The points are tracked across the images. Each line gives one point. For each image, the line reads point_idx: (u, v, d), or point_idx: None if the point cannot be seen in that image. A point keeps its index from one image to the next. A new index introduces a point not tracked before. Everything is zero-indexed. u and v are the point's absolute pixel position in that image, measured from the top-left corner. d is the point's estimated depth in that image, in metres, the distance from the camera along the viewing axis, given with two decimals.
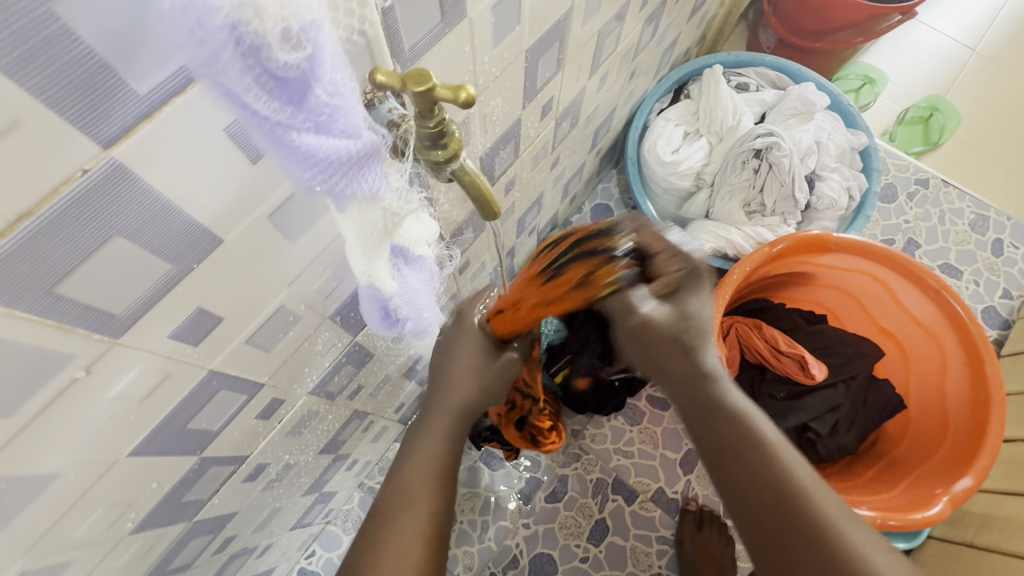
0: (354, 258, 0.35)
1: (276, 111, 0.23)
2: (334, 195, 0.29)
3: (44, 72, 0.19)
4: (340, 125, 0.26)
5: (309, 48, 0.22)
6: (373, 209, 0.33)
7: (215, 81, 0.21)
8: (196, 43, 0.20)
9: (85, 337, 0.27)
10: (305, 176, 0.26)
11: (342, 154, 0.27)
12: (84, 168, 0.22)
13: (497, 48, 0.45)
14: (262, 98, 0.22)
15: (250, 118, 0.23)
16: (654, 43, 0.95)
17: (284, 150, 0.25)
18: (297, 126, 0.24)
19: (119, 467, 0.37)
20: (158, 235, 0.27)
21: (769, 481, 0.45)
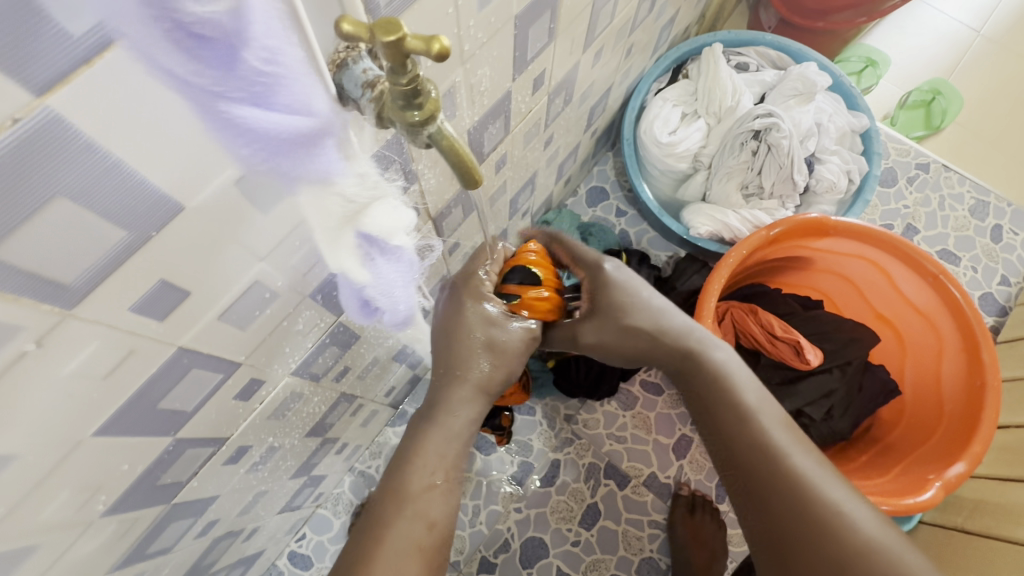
0: (321, 246, 0.38)
1: (209, 82, 0.23)
2: (279, 167, 0.29)
3: None
4: (276, 96, 0.26)
5: (237, 8, 0.22)
6: (333, 190, 0.34)
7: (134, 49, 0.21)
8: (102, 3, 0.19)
9: (33, 307, 0.25)
10: (243, 147, 0.27)
11: (281, 126, 0.27)
12: (14, 117, 0.20)
13: (484, 11, 0.43)
14: (189, 65, 0.22)
15: (180, 87, 0.23)
16: (652, 19, 0.92)
17: (217, 120, 0.25)
18: (231, 97, 0.24)
19: (84, 447, 0.35)
20: (108, 197, 0.25)
21: (752, 439, 0.52)
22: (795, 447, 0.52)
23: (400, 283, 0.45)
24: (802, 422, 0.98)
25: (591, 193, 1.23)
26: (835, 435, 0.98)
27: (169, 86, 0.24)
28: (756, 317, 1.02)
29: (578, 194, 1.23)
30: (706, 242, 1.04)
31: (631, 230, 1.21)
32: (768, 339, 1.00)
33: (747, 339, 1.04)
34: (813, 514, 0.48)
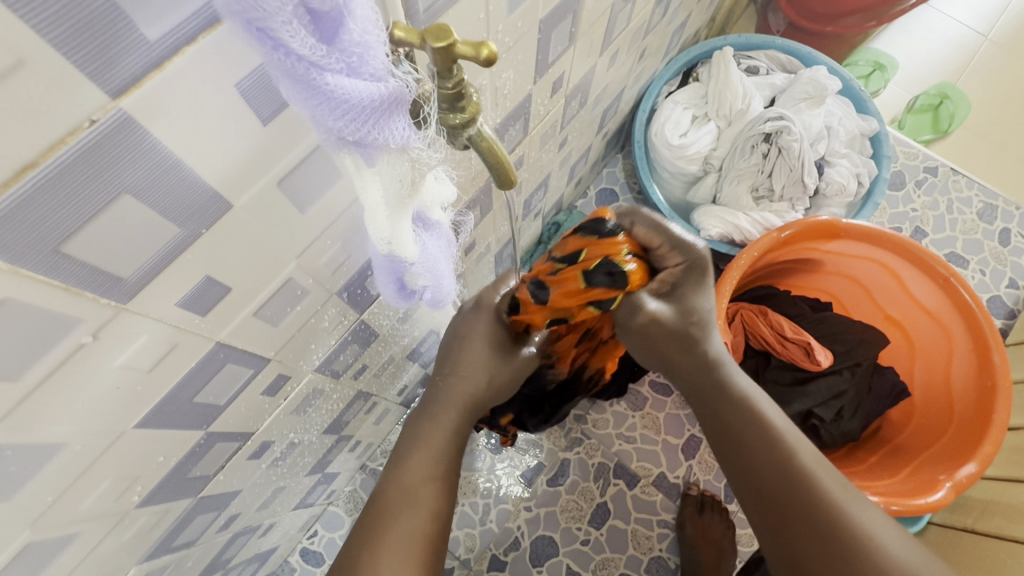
0: (374, 222, 0.34)
1: (312, 50, 0.22)
2: (361, 147, 0.28)
3: (50, 9, 0.18)
4: (367, 67, 0.25)
5: None
6: (404, 162, 0.31)
7: (249, 18, 0.20)
8: None
9: (92, 300, 0.26)
10: (335, 125, 0.25)
11: (377, 102, 0.25)
12: (92, 119, 0.21)
13: (512, 15, 0.44)
14: (298, 31, 0.21)
15: (283, 61, 0.22)
16: (665, 22, 0.93)
17: (315, 95, 0.23)
18: (329, 67, 0.23)
19: (126, 439, 0.36)
20: (167, 195, 0.26)
21: (780, 467, 0.50)
22: (820, 468, 0.50)
23: (443, 258, 0.44)
24: (812, 423, 0.98)
25: (601, 195, 1.24)
26: (845, 437, 0.98)
27: (226, 89, 0.25)
28: (766, 318, 1.03)
29: (588, 196, 1.24)
30: (717, 244, 1.05)
31: None
32: (778, 340, 1.01)
33: (756, 339, 1.04)
34: (844, 540, 0.46)
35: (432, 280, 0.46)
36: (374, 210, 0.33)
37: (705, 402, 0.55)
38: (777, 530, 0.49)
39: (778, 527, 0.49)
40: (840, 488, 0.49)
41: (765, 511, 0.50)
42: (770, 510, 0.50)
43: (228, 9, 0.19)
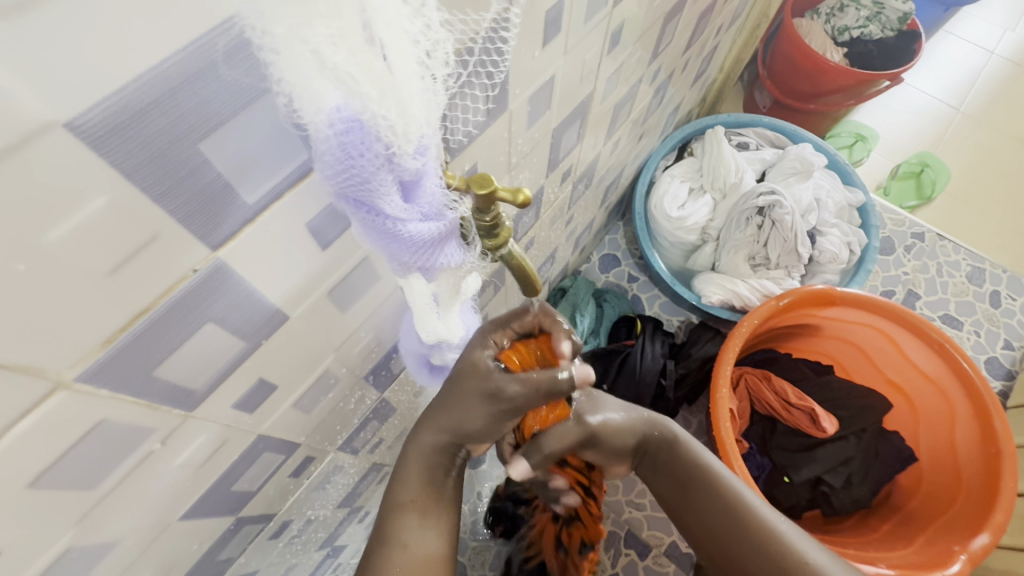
0: (424, 317, 0.40)
1: (399, 209, 0.27)
2: (424, 271, 0.32)
3: (182, 198, 0.22)
4: (436, 212, 0.29)
5: (429, 157, 0.27)
6: (455, 274, 0.35)
7: (356, 190, 0.25)
8: (351, 163, 0.24)
9: (167, 411, 0.29)
10: (405, 258, 0.30)
11: (443, 238, 0.30)
12: (195, 268, 0.24)
13: (530, 129, 0.50)
14: (391, 197, 0.26)
15: (374, 219, 0.27)
16: (661, 108, 1.01)
17: (395, 240, 0.28)
18: (409, 219, 0.28)
19: (170, 531, 0.38)
20: (240, 317, 0.29)
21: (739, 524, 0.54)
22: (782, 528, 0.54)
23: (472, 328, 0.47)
24: (822, 490, 0.99)
25: (604, 260, 1.29)
26: (857, 505, 0.98)
27: (298, 230, 0.29)
28: (770, 382, 1.05)
29: (592, 261, 1.29)
30: (718, 309, 1.09)
31: (642, 295, 1.26)
32: (783, 406, 1.03)
33: (761, 404, 1.06)
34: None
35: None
36: (422, 308, 0.38)
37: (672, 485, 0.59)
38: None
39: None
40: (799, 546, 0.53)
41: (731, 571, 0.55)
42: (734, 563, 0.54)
43: (346, 185, 0.24)
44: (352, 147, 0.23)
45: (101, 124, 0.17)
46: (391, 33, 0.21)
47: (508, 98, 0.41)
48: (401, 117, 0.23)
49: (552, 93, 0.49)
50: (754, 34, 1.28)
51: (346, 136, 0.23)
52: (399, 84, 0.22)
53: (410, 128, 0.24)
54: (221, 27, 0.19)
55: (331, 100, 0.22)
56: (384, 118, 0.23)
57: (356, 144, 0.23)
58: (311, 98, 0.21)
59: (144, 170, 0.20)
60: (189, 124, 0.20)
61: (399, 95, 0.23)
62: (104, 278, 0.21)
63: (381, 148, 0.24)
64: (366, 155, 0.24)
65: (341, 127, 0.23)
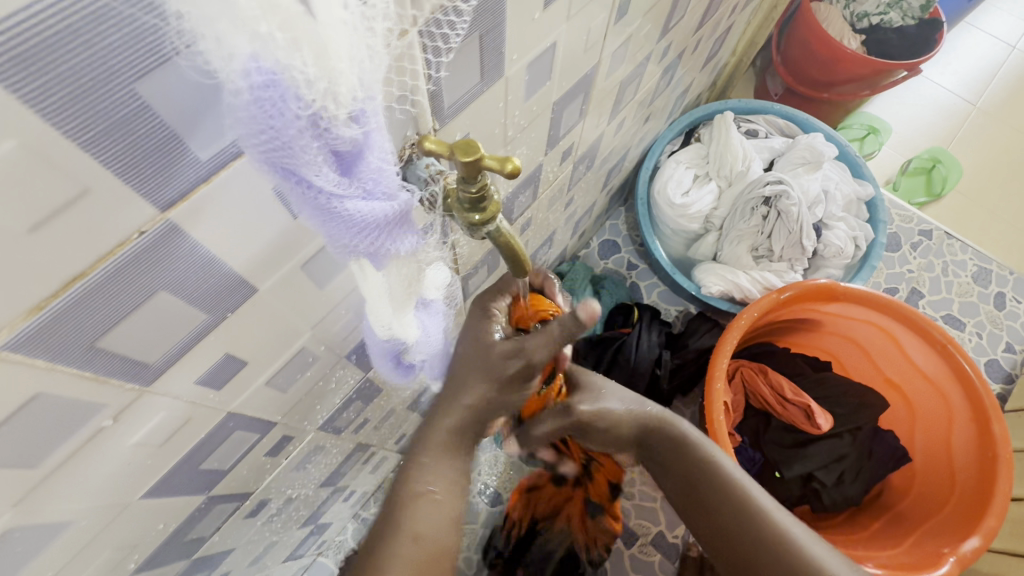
0: (378, 312, 0.35)
1: (333, 183, 0.23)
2: (374, 258, 0.28)
3: (115, 146, 0.19)
4: (383, 189, 0.26)
5: (367, 127, 0.23)
6: (410, 262, 0.33)
7: (280, 160, 0.21)
8: (268, 128, 0.20)
9: (118, 386, 0.27)
10: (347, 242, 0.26)
11: (390, 218, 0.27)
12: (141, 230, 0.22)
13: (529, 101, 0.47)
14: (321, 169, 0.22)
15: (303, 193, 0.23)
16: (669, 91, 0.98)
17: (332, 219, 0.25)
18: (349, 196, 0.24)
19: (131, 510, 0.36)
20: (198, 288, 0.27)
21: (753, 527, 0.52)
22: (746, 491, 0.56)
23: (437, 332, 0.44)
24: (813, 487, 0.98)
25: (604, 246, 1.27)
26: (848, 502, 0.97)
27: (264, 194, 0.26)
28: (766, 376, 1.04)
29: (591, 246, 1.26)
30: (717, 301, 1.06)
31: (641, 283, 1.24)
32: (778, 401, 1.02)
33: (757, 399, 1.05)
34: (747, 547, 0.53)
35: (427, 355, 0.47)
36: (376, 302, 0.34)
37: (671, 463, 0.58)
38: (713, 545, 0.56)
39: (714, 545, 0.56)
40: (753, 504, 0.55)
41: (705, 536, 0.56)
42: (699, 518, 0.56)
43: (265, 154, 0.21)
44: (269, 110, 0.20)
45: (1, 53, 0.15)
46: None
47: (505, 63, 0.38)
48: (328, 73, 0.20)
49: (554, 61, 0.46)
50: (769, 16, 1.23)
51: (264, 92, 0.19)
52: (320, 32, 0.19)
53: (339, 87, 0.21)
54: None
55: (241, 47, 0.18)
56: (305, 73, 0.19)
57: (274, 105, 0.20)
58: (218, 43, 0.18)
59: (65, 112, 0.17)
60: (114, 62, 0.17)
61: (320, 46, 0.19)
62: (23, 236, 0.18)
63: (306, 110, 0.20)
64: (287, 115, 0.20)
65: (258, 83, 0.19)
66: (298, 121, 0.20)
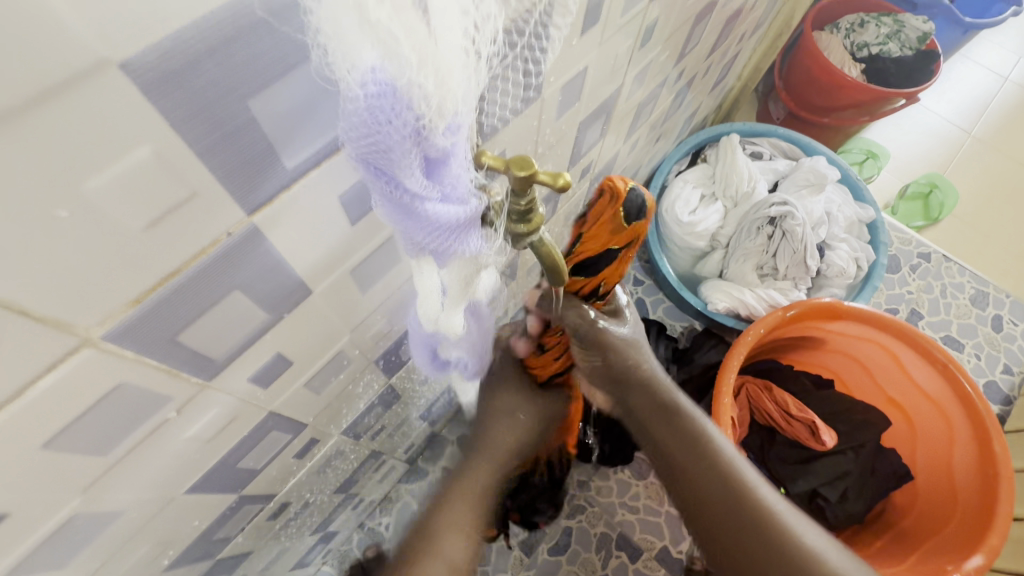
0: (428, 304, 0.37)
1: (420, 185, 0.25)
2: (438, 255, 0.30)
3: (224, 154, 0.21)
4: (456, 194, 0.28)
5: (456, 136, 0.25)
6: (470, 264, 0.34)
7: (380, 160, 0.23)
8: (376, 131, 0.21)
9: (185, 380, 0.28)
10: (419, 236, 0.28)
11: (459, 222, 0.28)
12: (229, 232, 0.24)
13: (559, 120, 0.49)
14: (414, 171, 0.24)
15: (392, 191, 0.25)
16: (679, 112, 1.01)
17: (412, 218, 0.26)
18: (429, 198, 0.26)
19: (174, 504, 0.37)
20: (265, 288, 0.29)
21: (743, 505, 0.49)
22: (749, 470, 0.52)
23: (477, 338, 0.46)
24: (818, 503, 0.99)
25: None
26: (851, 519, 0.98)
27: (329, 202, 0.28)
28: (770, 393, 1.06)
29: None
30: (723, 317, 1.08)
31: (647, 299, 1.25)
32: (783, 417, 1.04)
33: (761, 415, 1.06)
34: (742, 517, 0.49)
35: (464, 352, 0.48)
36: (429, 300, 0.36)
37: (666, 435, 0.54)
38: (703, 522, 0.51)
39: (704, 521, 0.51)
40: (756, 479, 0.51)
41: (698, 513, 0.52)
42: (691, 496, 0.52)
43: (368, 155, 0.22)
44: (379, 117, 0.21)
45: (151, 70, 0.17)
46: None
47: (544, 84, 0.41)
48: (438, 89, 0.21)
49: (583, 84, 0.48)
50: (774, 43, 1.27)
51: (379, 100, 0.21)
52: (438, 50, 0.21)
53: (445, 101, 0.22)
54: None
55: (367, 59, 0.19)
56: (417, 86, 0.21)
57: (385, 113, 0.21)
58: (345, 55, 0.19)
59: (192, 126, 0.19)
60: (235, 80, 0.19)
61: (435, 66, 0.21)
62: (141, 233, 0.20)
63: (412, 121, 0.22)
64: (395, 124, 0.21)
65: (373, 91, 0.20)
66: (407, 129, 0.22)
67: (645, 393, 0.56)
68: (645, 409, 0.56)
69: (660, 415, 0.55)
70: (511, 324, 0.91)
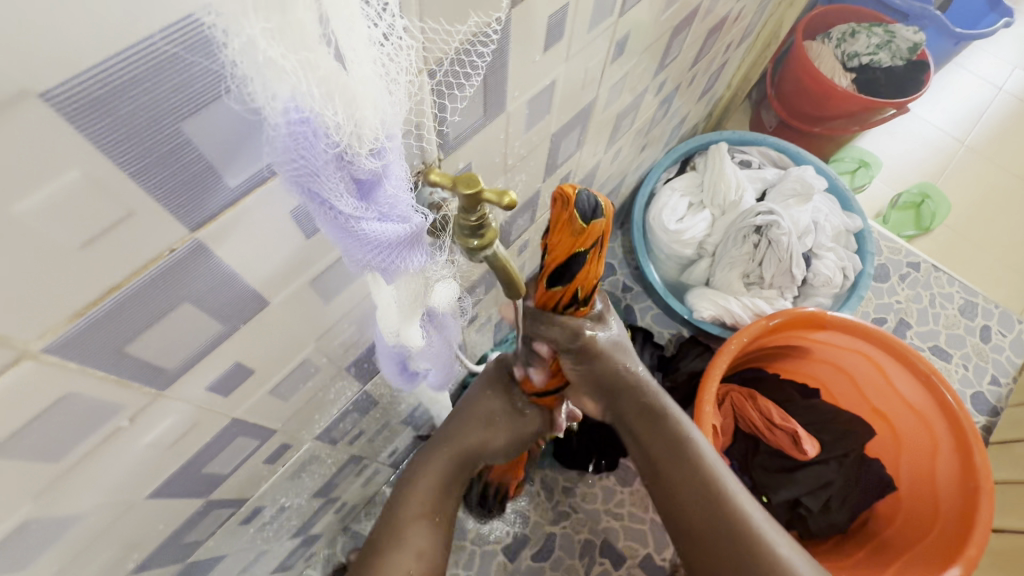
0: (385, 316, 0.38)
1: (353, 206, 0.26)
2: (387, 273, 0.31)
3: (160, 174, 0.21)
4: (397, 212, 0.29)
5: (386, 159, 0.26)
6: (417, 278, 0.35)
7: (309, 185, 0.24)
8: (298, 159, 0.23)
9: (137, 389, 0.29)
10: (362, 256, 0.29)
11: (405, 239, 0.30)
12: (172, 248, 0.24)
13: (529, 132, 0.50)
14: (344, 191, 0.25)
15: (327, 213, 0.26)
16: (665, 121, 1.02)
17: (352, 238, 0.28)
18: (365, 217, 0.27)
19: (136, 509, 0.38)
20: (218, 300, 0.30)
21: (724, 530, 0.50)
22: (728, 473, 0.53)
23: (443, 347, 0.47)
24: (800, 512, 1.00)
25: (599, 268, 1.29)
26: (834, 528, 0.99)
27: (279, 219, 0.29)
28: (754, 402, 1.06)
29: None
30: (709, 325, 1.09)
31: (635, 305, 1.26)
32: (766, 425, 1.03)
33: (746, 423, 1.07)
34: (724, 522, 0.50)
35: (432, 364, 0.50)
36: (386, 309, 0.37)
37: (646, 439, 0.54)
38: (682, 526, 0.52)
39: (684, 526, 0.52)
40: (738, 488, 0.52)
41: (680, 520, 0.52)
42: (671, 499, 0.53)
43: (297, 182, 0.24)
44: (301, 144, 0.22)
45: (75, 97, 0.17)
46: (348, 33, 0.21)
47: (507, 99, 0.41)
48: (355, 117, 0.23)
49: (553, 98, 0.49)
50: (764, 53, 1.28)
51: (299, 129, 0.22)
52: (352, 83, 0.22)
53: (365, 128, 0.24)
54: (185, 19, 0.18)
55: (282, 92, 0.21)
56: (335, 117, 0.22)
57: (305, 141, 0.22)
58: (263, 88, 0.20)
59: (124, 148, 0.20)
60: (165, 105, 0.20)
61: (351, 94, 0.22)
62: (76, 251, 0.21)
63: (333, 146, 0.23)
64: (317, 150, 0.23)
65: (294, 120, 0.22)
66: (329, 154, 0.23)
67: (633, 395, 0.55)
68: (632, 407, 0.55)
69: (645, 418, 0.55)
70: (495, 330, 0.92)
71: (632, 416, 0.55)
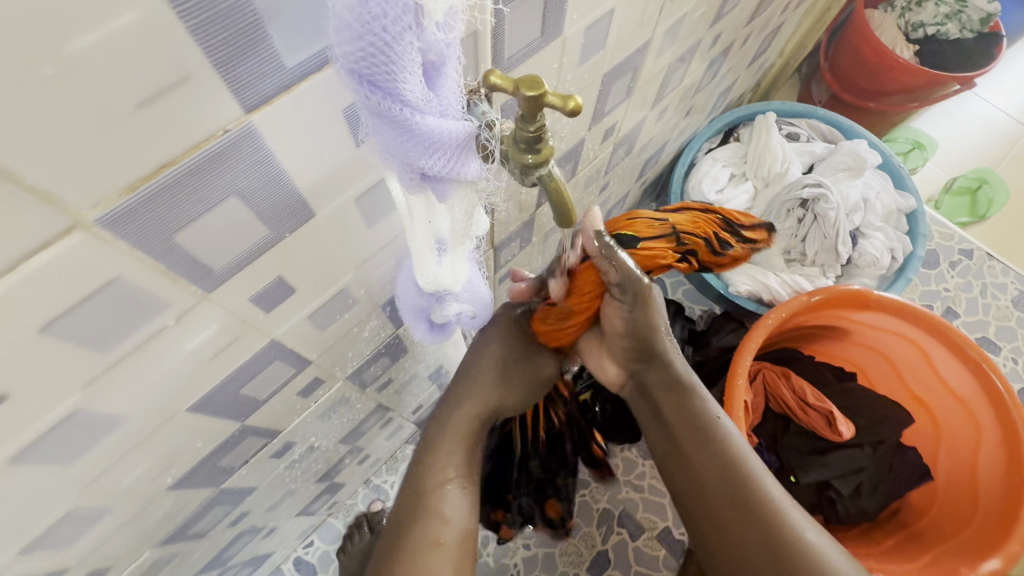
0: (420, 246, 0.36)
1: (419, 94, 0.25)
2: (438, 184, 0.30)
3: (216, 35, 0.20)
4: (450, 113, 0.28)
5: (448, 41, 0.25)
6: (470, 195, 0.32)
7: (379, 66, 0.23)
8: (372, 25, 0.21)
9: (184, 287, 0.28)
10: (422, 161, 0.28)
11: (460, 144, 0.28)
12: (226, 128, 0.23)
13: (581, 68, 0.47)
14: (413, 75, 0.24)
15: (394, 104, 0.24)
16: (713, 85, 0.97)
17: (413, 136, 0.26)
18: (427, 110, 0.26)
19: (176, 421, 0.38)
20: (266, 200, 0.29)
21: (744, 502, 0.51)
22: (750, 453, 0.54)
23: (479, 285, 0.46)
24: (829, 495, 0.97)
25: None
26: (863, 515, 0.96)
27: (332, 117, 0.28)
28: (788, 380, 1.03)
29: None
30: (744, 301, 1.02)
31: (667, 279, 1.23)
32: (799, 405, 1.01)
33: (777, 403, 1.04)
34: (745, 498, 0.51)
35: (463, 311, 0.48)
36: (423, 244, 0.36)
37: (668, 413, 0.56)
38: (700, 508, 0.53)
39: (701, 507, 0.53)
40: (760, 466, 0.53)
41: (697, 502, 0.53)
42: (688, 480, 0.54)
43: (362, 58, 0.22)
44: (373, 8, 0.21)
45: None
46: None
47: (565, 21, 0.39)
48: None
49: (609, 30, 0.46)
50: (821, 19, 1.21)
51: None
52: None
53: None
54: None
55: None
56: None
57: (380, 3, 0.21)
58: None
59: None
60: None
61: None
62: (131, 111, 0.20)
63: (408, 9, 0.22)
64: (391, 14, 0.21)
65: None
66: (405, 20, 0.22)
67: (659, 360, 0.56)
68: (658, 377, 0.57)
69: (670, 396, 0.56)
70: (524, 291, 0.90)
71: (656, 394, 0.57)
